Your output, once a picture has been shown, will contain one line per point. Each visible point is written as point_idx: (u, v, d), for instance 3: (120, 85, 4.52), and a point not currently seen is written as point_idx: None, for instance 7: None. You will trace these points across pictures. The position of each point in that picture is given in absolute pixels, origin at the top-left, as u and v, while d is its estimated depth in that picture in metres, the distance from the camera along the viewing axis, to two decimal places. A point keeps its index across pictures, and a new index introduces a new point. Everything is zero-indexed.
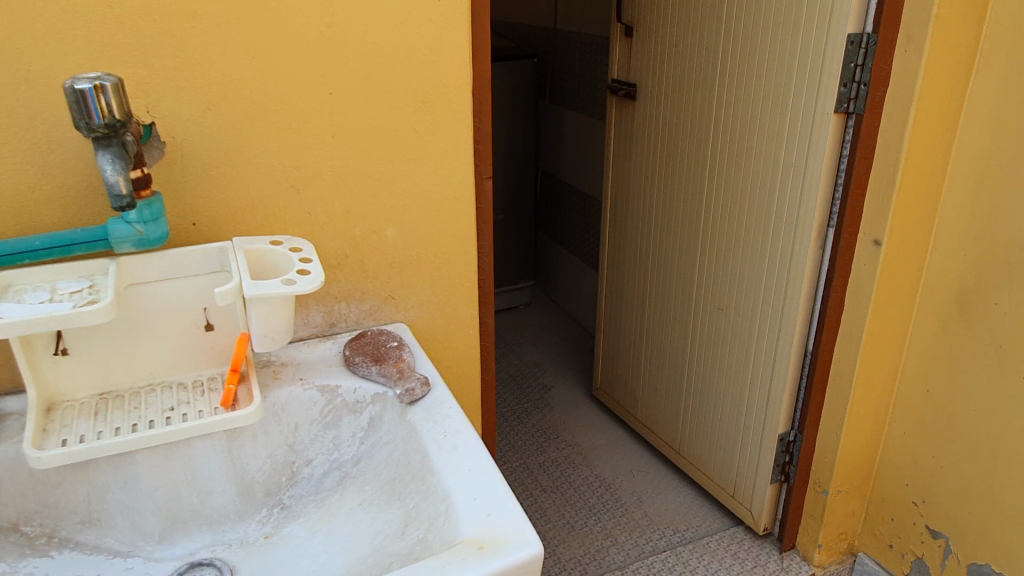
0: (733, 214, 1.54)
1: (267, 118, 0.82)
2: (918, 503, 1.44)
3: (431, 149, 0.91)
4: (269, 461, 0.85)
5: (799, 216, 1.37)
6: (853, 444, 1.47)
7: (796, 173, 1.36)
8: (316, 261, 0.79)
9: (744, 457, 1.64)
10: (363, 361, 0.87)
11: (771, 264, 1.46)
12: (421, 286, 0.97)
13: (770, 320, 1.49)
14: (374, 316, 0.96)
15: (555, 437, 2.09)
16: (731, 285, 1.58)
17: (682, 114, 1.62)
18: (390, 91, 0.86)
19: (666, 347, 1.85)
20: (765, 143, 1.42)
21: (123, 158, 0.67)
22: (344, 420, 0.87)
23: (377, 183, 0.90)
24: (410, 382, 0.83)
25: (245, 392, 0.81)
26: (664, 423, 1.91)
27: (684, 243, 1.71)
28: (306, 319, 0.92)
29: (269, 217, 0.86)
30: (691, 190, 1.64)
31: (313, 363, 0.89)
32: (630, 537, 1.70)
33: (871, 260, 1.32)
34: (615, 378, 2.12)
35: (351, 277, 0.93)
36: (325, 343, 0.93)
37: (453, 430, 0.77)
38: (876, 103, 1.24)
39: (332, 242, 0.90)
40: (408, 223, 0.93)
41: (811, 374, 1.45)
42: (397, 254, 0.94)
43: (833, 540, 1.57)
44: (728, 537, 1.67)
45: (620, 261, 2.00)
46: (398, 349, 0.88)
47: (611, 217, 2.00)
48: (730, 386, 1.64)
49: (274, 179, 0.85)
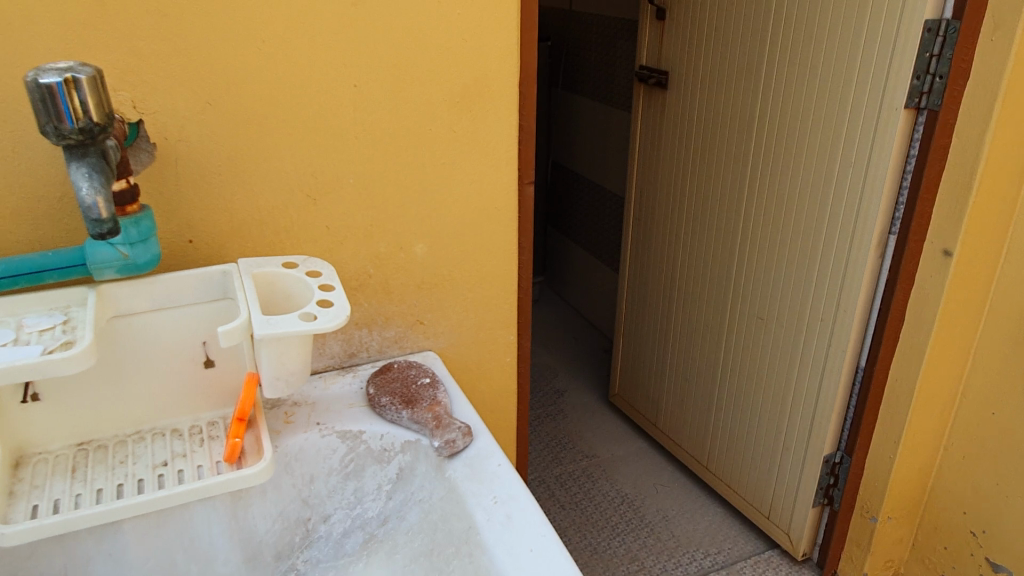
0: (779, 218, 1.41)
1: (278, 114, 0.68)
2: (976, 534, 1.33)
3: (471, 152, 0.77)
4: (280, 520, 0.72)
5: (857, 222, 1.25)
6: (906, 468, 1.36)
7: (855, 175, 1.23)
8: (339, 289, 0.66)
9: (783, 478, 1.53)
10: (391, 403, 0.74)
11: (822, 273, 1.34)
12: (454, 309, 0.84)
13: (818, 333, 1.37)
14: (400, 344, 0.83)
15: (571, 447, 1.97)
16: (773, 292, 1.46)
17: (722, 106, 1.49)
18: (424, 84, 0.72)
19: (695, 356, 1.73)
20: (819, 141, 1.29)
21: (103, 171, 0.53)
22: (368, 471, 0.74)
23: (407, 192, 0.76)
24: (448, 432, 0.69)
25: (251, 441, 0.68)
26: (691, 435, 1.80)
27: (719, 244, 1.59)
28: (322, 349, 0.79)
29: (280, 232, 0.73)
30: (730, 189, 1.52)
31: (331, 402, 0.76)
32: (658, 561, 1.58)
33: (940, 271, 1.20)
34: (635, 384, 2.00)
35: (374, 301, 0.80)
36: (344, 376, 0.80)
37: (505, 494, 0.64)
38: (953, 98, 1.11)
39: (353, 260, 0.77)
40: (440, 237, 0.80)
41: (863, 392, 1.34)
42: (427, 274, 0.81)
43: (878, 567, 1.46)
44: (763, 562, 1.56)
45: (644, 261, 1.87)
46: (431, 388, 0.76)
47: (635, 215, 1.87)
48: (768, 403, 1.53)
49: (287, 187, 0.71)
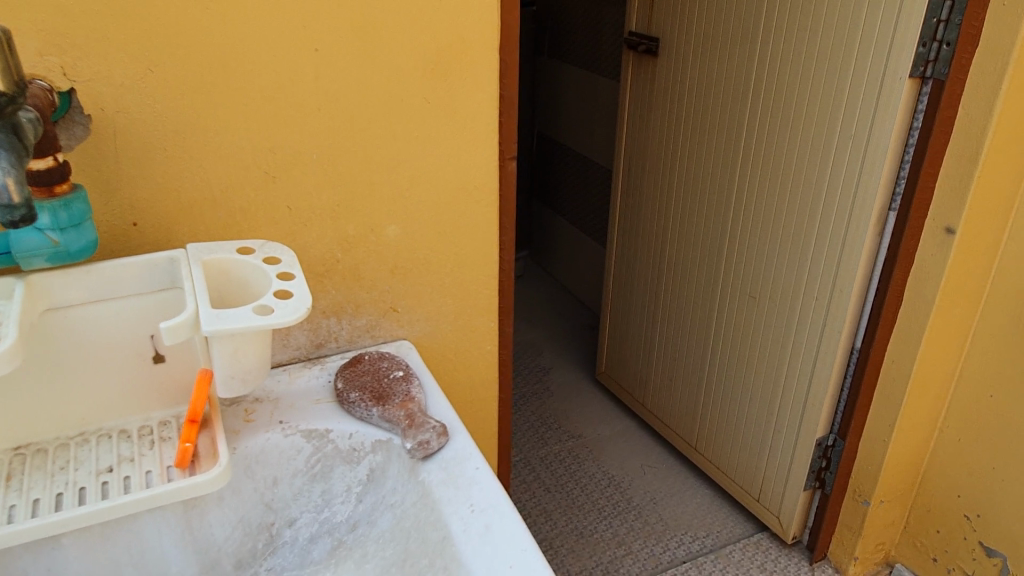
0: (773, 193, 1.36)
1: (231, 81, 0.61)
2: (971, 517, 1.30)
3: (448, 124, 0.71)
4: (240, 527, 0.66)
5: (855, 198, 1.19)
6: (900, 451, 1.33)
7: (854, 149, 1.17)
8: (300, 277, 0.60)
9: (774, 460, 1.49)
10: (360, 400, 0.68)
11: (817, 251, 1.29)
12: (431, 295, 0.78)
13: (812, 313, 1.33)
14: (372, 333, 0.77)
15: (556, 427, 1.93)
16: (767, 270, 1.41)
17: (716, 75, 1.43)
18: (394, 48, 0.65)
19: (684, 335, 1.69)
20: (817, 112, 1.23)
21: (14, 150, 0.45)
22: (336, 472, 0.69)
23: (377, 169, 0.70)
24: (421, 433, 0.64)
25: (206, 442, 0.63)
26: (680, 415, 1.76)
27: (710, 221, 1.53)
28: (285, 340, 0.73)
29: (236, 213, 0.66)
30: (723, 162, 1.46)
31: (296, 398, 0.70)
32: (645, 546, 1.55)
33: (941, 249, 1.15)
34: (622, 363, 1.95)
35: (343, 287, 0.73)
36: (311, 369, 0.73)
37: (482, 502, 0.59)
38: (961, 67, 1.06)
39: (319, 244, 0.70)
40: (414, 218, 0.73)
41: (858, 373, 1.30)
42: (401, 258, 0.75)
43: (869, 551, 1.43)
44: (752, 546, 1.53)
45: (633, 237, 1.81)
46: (404, 381, 0.70)
47: (623, 189, 1.81)
48: (760, 384, 1.49)
49: (243, 163, 0.64)
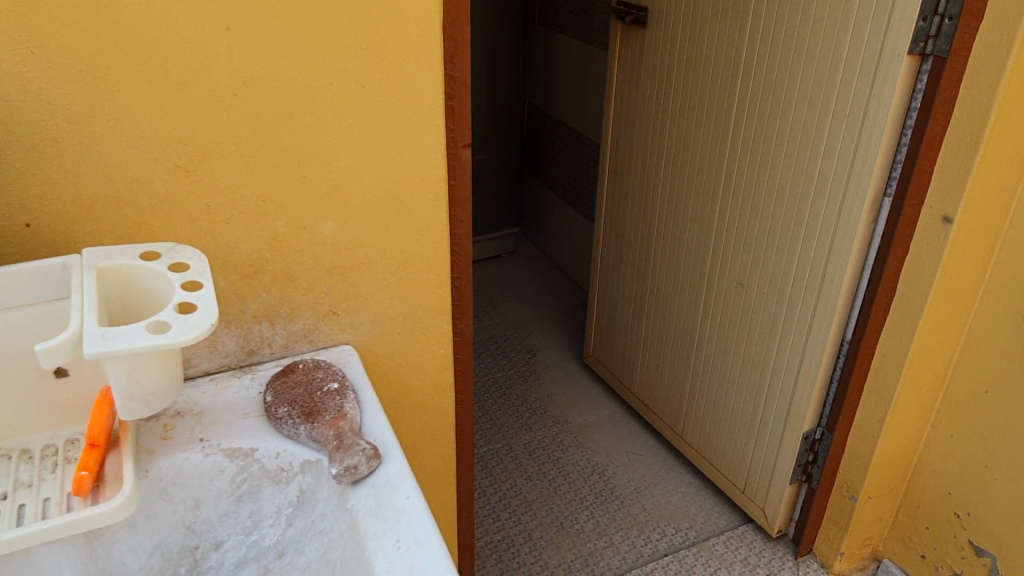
0: (763, 177, 1.28)
1: (130, 65, 0.54)
2: (961, 515, 1.25)
3: (386, 111, 0.64)
4: (158, 554, 0.61)
5: (848, 184, 1.12)
6: (890, 447, 1.27)
7: (848, 131, 1.10)
8: (208, 286, 0.53)
9: (760, 452, 1.44)
10: (288, 416, 0.62)
11: (808, 238, 1.22)
12: (375, 296, 0.71)
13: (802, 302, 1.26)
14: (310, 338, 0.70)
15: (541, 412, 1.88)
16: (755, 256, 1.34)
17: (705, 48, 1.34)
18: (320, 25, 0.58)
19: (671, 320, 1.62)
20: (811, 91, 1.15)
21: None
22: (264, 493, 0.63)
23: (308, 160, 0.63)
24: (349, 457, 0.58)
25: (113, 466, 0.57)
26: (667, 402, 1.70)
27: (698, 203, 1.46)
28: (213, 347, 0.67)
29: (145, 211, 0.59)
30: (712, 141, 1.38)
31: (220, 412, 0.65)
32: (626, 537, 1.51)
33: (938, 239, 1.09)
34: (609, 346, 1.90)
35: (275, 290, 0.67)
36: (240, 379, 0.67)
37: (411, 538, 0.53)
38: (963, 44, 0.99)
39: (244, 243, 0.64)
40: (351, 214, 0.67)
41: (848, 367, 1.24)
42: (339, 257, 0.68)
43: (856, 547, 1.39)
44: (736, 538, 1.49)
45: (620, 218, 1.74)
46: (338, 396, 0.64)
47: (611, 167, 1.73)
48: (747, 374, 1.43)
49: (150, 156, 0.58)
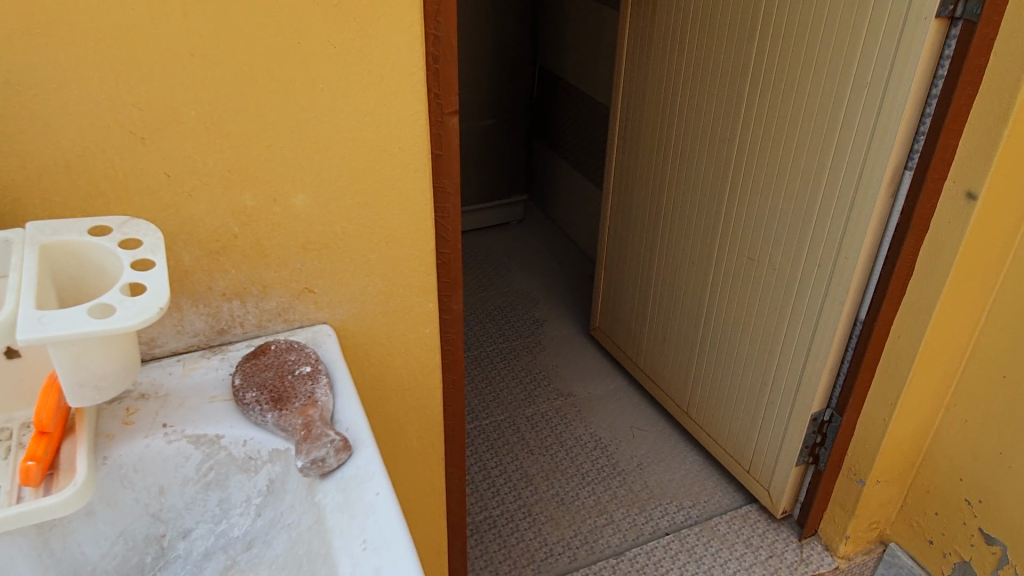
0: (778, 147, 1.22)
1: (74, 22, 0.50)
2: (971, 502, 1.21)
3: (360, 74, 0.59)
4: (121, 543, 0.58)
5: (867, 156, 1.06)
6: (902, 431, 1.22)
7: (869, 99, 1.03)
8: (161, 265, 0.49)
9: (767, 432, 1.40)
10: (256, 402, 0.59)
11: (823, 213, 1.16)
12: (354, 273, 0.67)
13: (814, 280, 1.21)
14: (285, 317, 0.66)
15: (545, 385, 1.85)
16: (767, 231, 1.29)
17: (720, 8, 1.27)
18: None
19: (678, 294, 1.57)
20: (831, 56, 1.08)
21: None
22: (232, 481, 0.60)
23: (276, 127, 0.58)
24: (317, 449, 0.54)
25: (69, 453, 0.54)
26: (673, 377, 1.66)
27: (708, 174, 1.40)
28: (180, 325, 0.63)
29: (99, 181, 0.55)
30: (725, 108, 1.31)
31: (187, 395, 0.61)
32: (627, 515, 1.48)
33: (960, 217, 1.03)
34: (616, 319, 1.85)
35: (244, 266, 0.63)
36: (209, 359, 0.64)
37: (378, 539, 0.50)
38: (996, 7, 0.92)
39: (210, 216, 0.60)
40: (325, 186, 0.62)
41: (860, 348, 1.19)
42: (313, 232, 0.64)
43: (863, 530, 1.35)
44: (740, 518, 1.46)
45: (628, 187, 1.68)
46: (309, 380, 0.60)
47: (620, 134, 1.66)
48: (755, 351, 1.38)
49: (102, 122, 0.53)
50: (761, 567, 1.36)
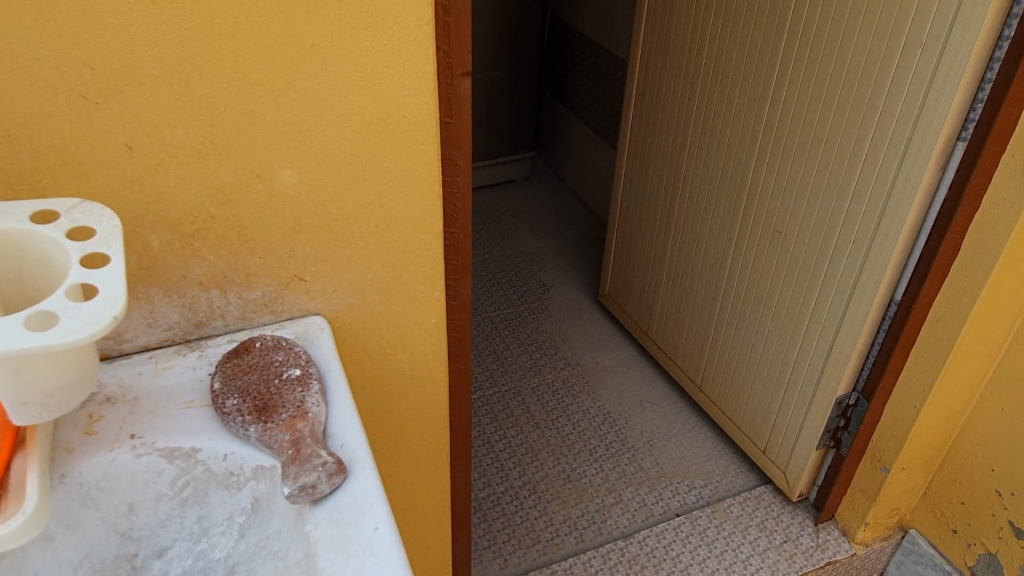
0: (813, 111, 1.12)
1: None
2: (1002, 494, 1.15)
3: (357, 29, 0.49)
4: (86, 567, 0.51)
5: (915, 126, 0.96)
6: (933, 419, 1.15)
7: (923, 61, 0.93)
8: (117, 261, 0.41)
9: (786, 413, 1.33)
10: (237, 412, 0.51)
11: (861, 186, 1.06)
12: (350, 260, 0.59)
13: (847, 257, 1.12)
14: (272, 308, 0.58)
15: (552, 353, 1.78)
16: (796, 202, 1.19)
17: None
18: None
19: (696, 263, 1.49)
20: (880, 10, 0.97)
21: None
22: (212, 497, 0.52)
23: (258, 91, 0.49)
24: (307, 473, 0.47)
25: (19, 472, 0.46)
26: (686, 350, 1.59)
27: (734, 137, 1.30)
28: (151, 317, 0.55)
29: (45, 153, 0.47)
30: (756, 66, 1.21)
31: (159, 400, 0.53)
32: (636, 494, 1.43)
33: (1016, 195, 0.93)
34: (627, 286, 1.77)
35: (224, 252, 0.54)
36: (185, 357, 0.56)
37: None
38: None
39: (181, 194, 0.51)
40: (316, 160, 0.53)
41: (894, 331, 1.11)
42: (304, 213, 0.55)
43: (882, 517, 1.29)
44: (753, 500, 1.41)
45: (645, 147, 1.57)
46: (299, 386, 0.52)
47: (638, 91, 1.55)
48: (777, 328, 1.30)
49: (46, 82, 0.44)
50: (775, 552, 1.31)
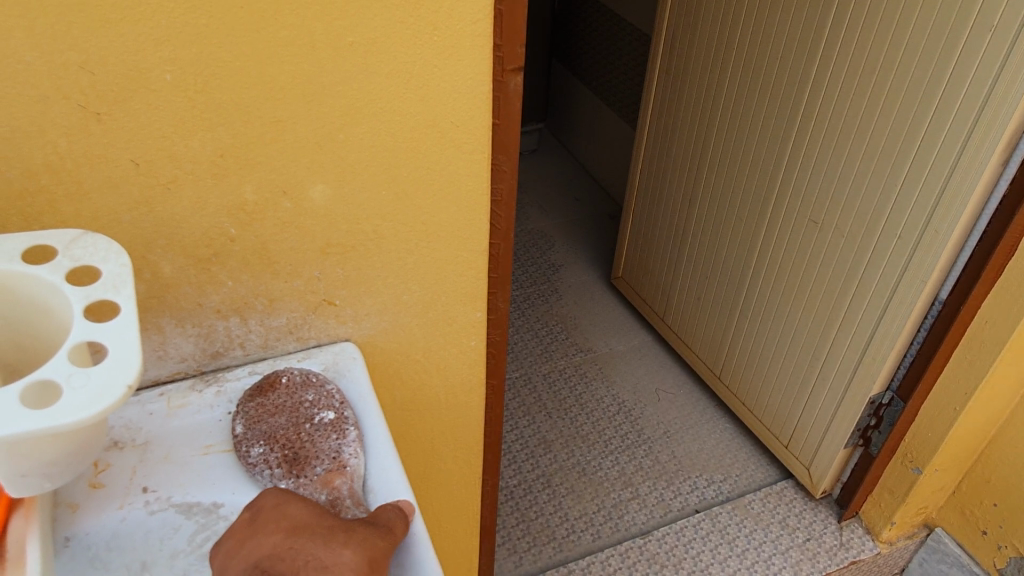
0: (860, 96, 1.05)
1: None
2: None
3: (402, 25, 0.42)
4: None
5: (978, 118, 0.89)
6: (972, 420, 1.10)
7: (992, 47, 0.86)
8: (127, 311, 0.34)
9: (812, 410, 1.29)
10: (264, 464, 0.45)
11: (909, 180, 1.00)
12: (386, 281, 0.52)
13: (889, 254, 1.06)
14: (297, 335, 0.52)
15: (564, 339, 1.72)
16: (836, 193, 1.13)
17: None
18: None
19: (720, 250, 1.42)
20: None
21: None
22: None
23: (288, 96, 0.42)
24: None
25: (19, 533, 0.39)
26: (706, 339, 1.54)
27: (768, 119, 1.22)
28: (163, 349, 0.49)
29: (38, 172, 0.40)
30: (798, 41, 1.13)
31: (174, 444, 0.47)
32: (653, 489, 1.39)
33: None
34: (643, 270, 1.71)
35: (245, 277, 0.48)
36: (202, 392, 0.50)
37: None
38: None
39: (197, 215, 0.44)
40: (351, 175, 0.46)
41: (937, 331, 1.06)
42: (335, 233, 0.48)
43: (909, 515, 1.24)
44: (774, 496, 1.37)
45: (667, 124, 1.49)
46: (333, 434, 0.46)
47: (662, 65, 1.46)
48: (808, 322, 1.25)
49: (35, 91, 0.37)
50: (798, 551, 1.28)
